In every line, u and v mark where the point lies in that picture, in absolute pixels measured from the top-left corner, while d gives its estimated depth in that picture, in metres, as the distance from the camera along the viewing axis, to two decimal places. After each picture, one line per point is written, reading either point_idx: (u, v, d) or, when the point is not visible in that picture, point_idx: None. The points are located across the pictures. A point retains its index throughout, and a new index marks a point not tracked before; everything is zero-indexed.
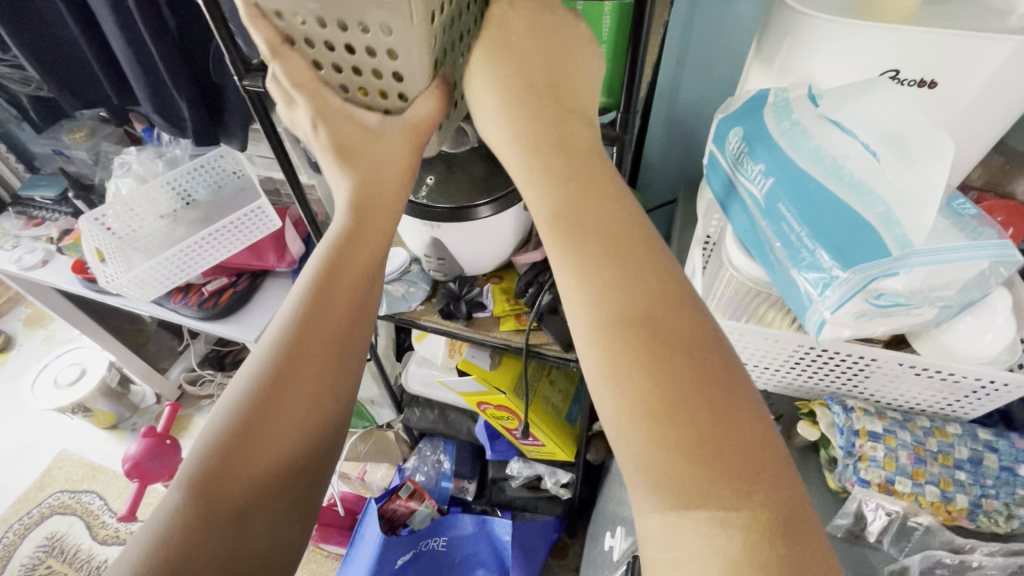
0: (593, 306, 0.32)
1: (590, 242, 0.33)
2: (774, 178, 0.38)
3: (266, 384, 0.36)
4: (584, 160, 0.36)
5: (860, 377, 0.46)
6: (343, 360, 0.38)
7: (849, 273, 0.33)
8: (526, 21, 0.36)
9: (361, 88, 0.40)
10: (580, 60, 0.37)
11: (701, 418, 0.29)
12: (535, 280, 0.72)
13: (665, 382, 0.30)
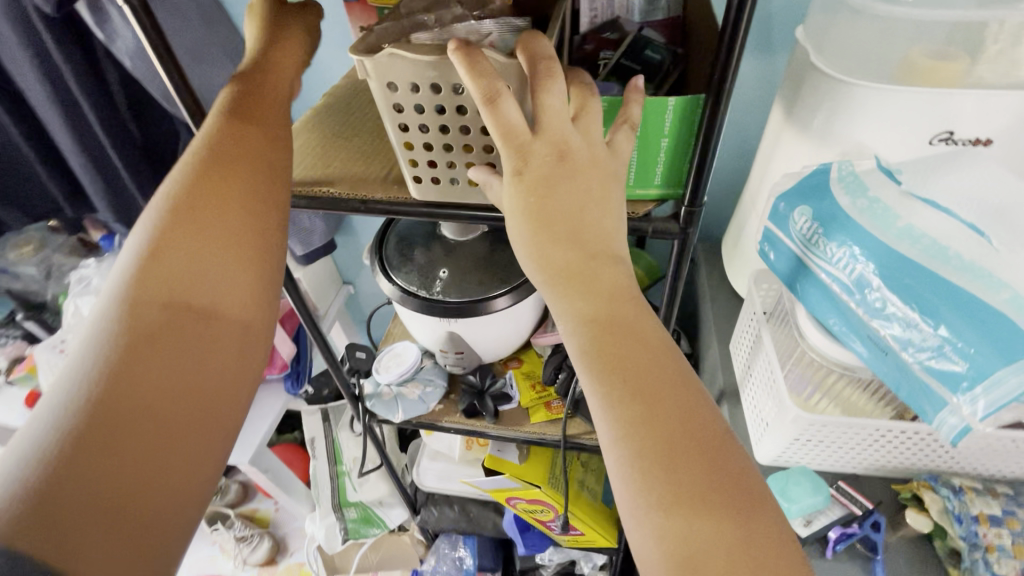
0: (610, 417, 0.28)
1: (606, 343, 0.28)
2: (868, 262, 0.35)
3: (155, 268, 0.29)
4: (587, 242, 0.29)
5: (956, 453, 0.41)
6: (247, 235, 0.32)
7: (1002, 372, 0.28)
8: (546, 160, 0.28)
9: (446, 146, 0.36)
10: (601, 200, 0.30)
11: (724, 518, 0.25)
12: (564, 364, 0.66)
13: (646, 413, 0.27)
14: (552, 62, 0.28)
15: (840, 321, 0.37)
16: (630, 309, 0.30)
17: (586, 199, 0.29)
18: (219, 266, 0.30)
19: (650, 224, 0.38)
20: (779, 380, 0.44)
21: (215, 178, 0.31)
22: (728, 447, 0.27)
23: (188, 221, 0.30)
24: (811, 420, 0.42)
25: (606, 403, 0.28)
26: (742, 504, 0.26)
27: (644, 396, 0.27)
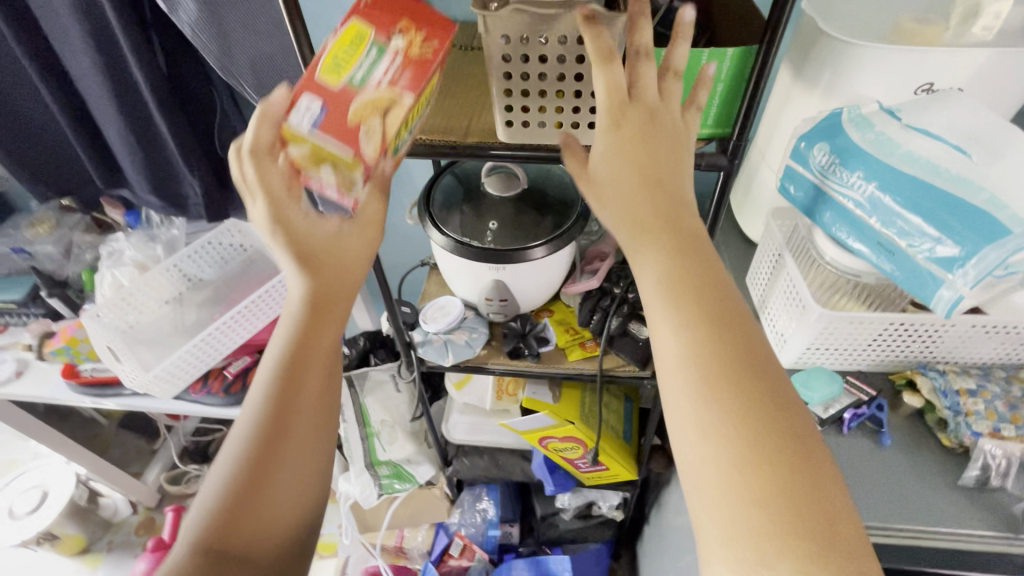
0: (678, 320, 0.34)
1: (676, 262, 0.35)
2: (877, 181, 0.43)
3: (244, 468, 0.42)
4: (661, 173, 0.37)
5: (938, 343, 0.51)
6: (310, 445, 0.44)
7: (987, 251, 0.38)
8: (640, 118, 0.37)
9: (542, 92, 0.43)
10: (677, 154, 0.38)
11: (757, 392, 0.32)
12: (598, 306, 0.74)
13: (698, 291, 0.34)
14: (650, 53, 0.38)
15: (856, 235, 0.46)
16: (702, 254, 0.36)
17: (667, 156, 0.37)
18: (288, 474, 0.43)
19: (701, 158, 0.46)
20: (802, 289, 0.53)
21: (288, 387, 0.43)
22: (769, 361, 0.33)
23: (277, 420, 0.43)
24: (831, 316, 0.50)
25: (676, 311, 0.34)
26: (772, 392, 0.32)
27: (708, 311, 0.34)
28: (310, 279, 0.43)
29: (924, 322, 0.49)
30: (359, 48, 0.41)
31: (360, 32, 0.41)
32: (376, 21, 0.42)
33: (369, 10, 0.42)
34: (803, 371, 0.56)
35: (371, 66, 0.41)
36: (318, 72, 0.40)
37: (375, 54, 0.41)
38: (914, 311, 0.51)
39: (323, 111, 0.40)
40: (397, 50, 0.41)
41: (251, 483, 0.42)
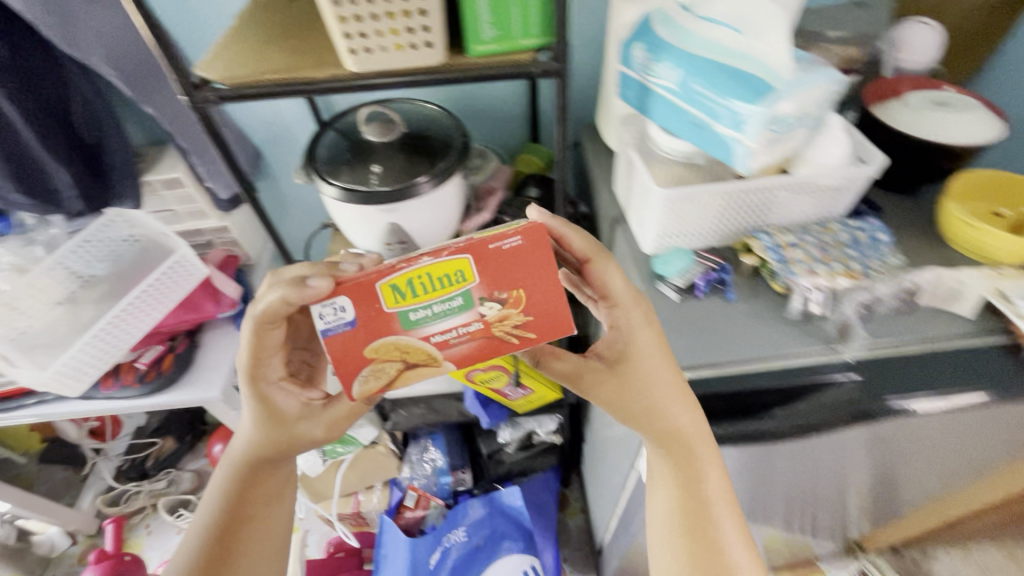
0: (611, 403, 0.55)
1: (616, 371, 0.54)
2: (678, 67, 0.51)
3: (206, 558, 0.53)
4: (621, 306, 0.54)
5: (764, 208, 0.62)
6: (268, 545, 0.56)
7: (757, 107, 0.46)
8: (614, 278, 0.54)
9: (375, 15, 0.47)
10: (617, 291, 0.54)
11: (670, 445, 0.53)
12: None
13: (627, 392, 0.54)
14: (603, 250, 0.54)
15: (675, 119, 0.54)
16: (641, 367, 0.53)
17: (625, 302, 0.54)
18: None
19: (536, 66, 0.52)
20: (651, 175, 0.60)
21: (247, 492, 0.56)
22: (688, 427, 0.52)
23: (239, 521, 0.55)
24: (674, 194, 0.57)
25: (610, 400, 0.55)
26: (681, 445, 0.53)
27: (631, 405, 0.54)
28: (266, 428, 0.56)
29: (752, 188, 0.58)
30: (444, 290, 0.48)
31: (463, 271, 0.48)
32: (482, 277, 0.48)
33: (481, 247, 0.47)
34: (663, 252, 0.63)
35: (432, 316, 0.48)
36: (386, 282, 0.47)
37: (452, 302, 0.48)
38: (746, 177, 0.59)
39: (354, 327, 0.48)
40: (464, 323, 0.50)
41: (213, 568, 0.53)
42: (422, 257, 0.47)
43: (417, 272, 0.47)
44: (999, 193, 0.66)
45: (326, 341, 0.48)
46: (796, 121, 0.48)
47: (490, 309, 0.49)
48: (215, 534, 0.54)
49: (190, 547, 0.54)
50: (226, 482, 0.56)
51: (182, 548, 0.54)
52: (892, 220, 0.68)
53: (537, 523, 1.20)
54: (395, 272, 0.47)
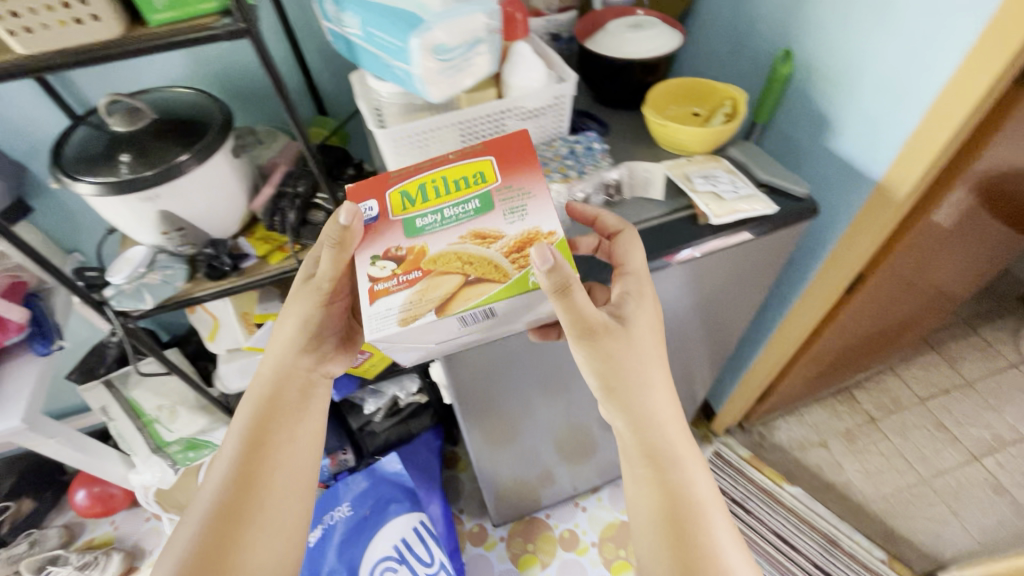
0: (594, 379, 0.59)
1: (609, 354, 0.58)
2: (356, 14, 0.56)
3: (251, 459, 0.65)
4: (634, 282, 0.60)
5: (492, 135, 0.70)
6: (306, 461, 0.69)
7: (410, 38, 0.52)
8: (636, 258, 0.60)
9: None
10: (635, 259, 0.60)
11: (645, 426, 0.60)
12: (277, 208, 0.83)
13: (615, 372, 0.58)
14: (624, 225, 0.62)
15: (376, 63, 0.60)
16: (634, 349, 0.58)
17: (636, 283, 0.60)
18: (265, 507, 0.64)
19: (220, 28, 0.54)
20: (386, 116, 0.66)
21: (277, 407, 0.68)
22: (652, 407, 0.60)
23: (276, 427, 0.67)
24: (401, 132, 0.65)
25: (597, 375, 0.59)
26: (653, 438, 0.60)
27: (617, 385, 0.59)
28: (291, 344, 0.69)
29: (469, 118, 0.66)
30: (465, 190, 0.60)
31: (483, 172, 0.61)
32: (490, 172, 0.60)
33: (493, 148, 0.62)
34: None
35: (441, 219, 0.58)
36: (398, 188, 0.60)
37: (470, 201, 0.59)
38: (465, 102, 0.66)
39: (377, 220, 0.59)
40: (473, 217, 0.58)
41: (260, 465, 0.65)
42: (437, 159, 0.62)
43: (435, 178, 0.60)
44: (690, 97, 0.79)
45: (368, 226, 0.59)
46: (460, 50, 0.56)
47: (502, 210, 0.58)
48: (242, 453, 0.65)
49: (225, 464, 0.65)
50: (255, 405, 0.68)
51: (229, 450, 0.66)
52: (614, 134, 0.79)
53: (420, 482, 1.26)
54: (407, 181, 0.61)
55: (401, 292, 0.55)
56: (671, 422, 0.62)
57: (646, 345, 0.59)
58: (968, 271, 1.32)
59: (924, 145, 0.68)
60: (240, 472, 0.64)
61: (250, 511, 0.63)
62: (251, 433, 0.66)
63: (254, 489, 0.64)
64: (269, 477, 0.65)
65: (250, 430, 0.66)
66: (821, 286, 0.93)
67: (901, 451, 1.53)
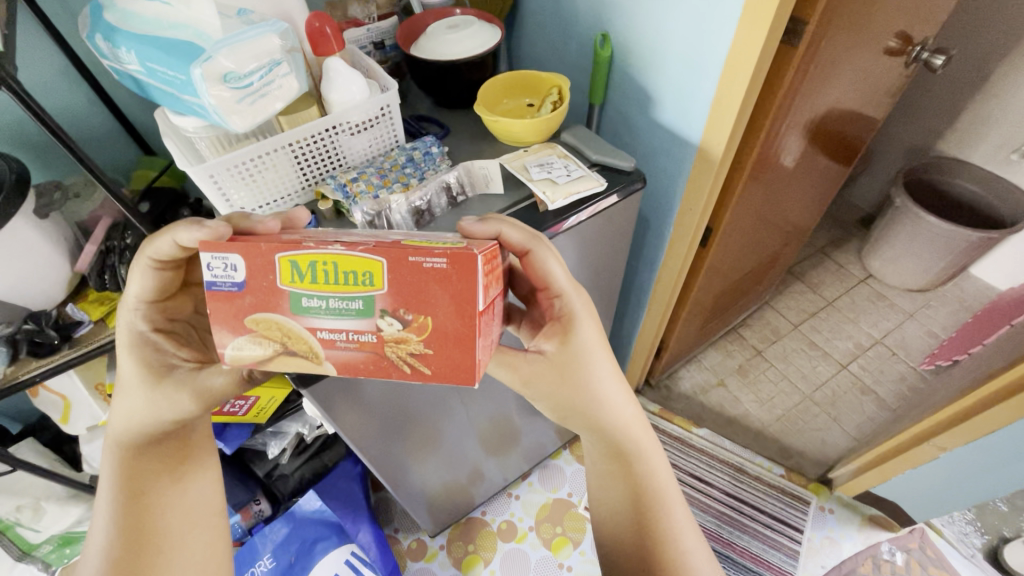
0: (542, 403, 0.67)
1: (537, 380, 0.64)
2: (132, 49, 0.52)
3: (128, 522, 0.57)
4: (559, 311, 0.61)
5: (324, 155, 0.68)
6: (199, 509, 0.62)
7: (193, 71, 0.49)
8: (561, 279, 0.60)
9: None
10: (547, 276, 0.60)
11: (602, 429, 0.66)
12: (106, 266, 0.76)
13: (550, 393, 0.65)
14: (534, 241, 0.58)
15: (168, 98, 0.56)
16: (568, 371, 0.63)
17: (561, 305, 0.61)
18: (167, 556, 0.58)
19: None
20: (201, 150, 0.62)
21: (149, 460, 0.60)
22: (608, 411, 0.65)
23: (155, 479, 0.60)
24: (219, 166, 0.61)
25: (541, 399, 0.66)
26: (616, 435, 0.66)
27: (559, 401, 0.65)
28: (145, 390, 0.59)
29: (293, 140, 0.64)
30: (344, 287, 0.46)
31: (371, 276, 0.46)
32: (393, 291, 0.46)
33: (395, 257, 0.45)
34: None
35: (325, 310, 0.47)
36: (289, 256, 0.46)
37: (351, 301, 0.47)
38: (285, 124, 0.63)
39: (240, 289, 0.48)
40: (352, 319, 0.48)
41: (145, 525, 0.58)
42: (335, 246, 0.46)
43: (324, 258, 0.46)
44: (520, 89, 0.82)
45: (207, 293, 0.48)
46: (258, 74, 0.53)
47: (381, 318, 0.47)
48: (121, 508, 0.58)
49: (100, 531, 0.57)
50: (117, 463, 0.60)
51: (99, 519, 0.57)
52: (455, 135, 0.80)
53: (345, 514, 1.21)
54: (300, 249, 0.46)
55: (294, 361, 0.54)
56: (629, 414, 0.67)
57: (586, 368, 0.63)
58: (809, 207, 1.50)
59: (725, 107, 0.75)
60: (128, 526, 0.57)
61: (148, 564, 0.56)
62: (126, 485, 0.58)
63: (150, 546, 0.57)
64: (160, 524, 0.58)
65: (123, 482, 0.59)
66: (677, 246, 1.01)
67: (785, 375, 1.71)
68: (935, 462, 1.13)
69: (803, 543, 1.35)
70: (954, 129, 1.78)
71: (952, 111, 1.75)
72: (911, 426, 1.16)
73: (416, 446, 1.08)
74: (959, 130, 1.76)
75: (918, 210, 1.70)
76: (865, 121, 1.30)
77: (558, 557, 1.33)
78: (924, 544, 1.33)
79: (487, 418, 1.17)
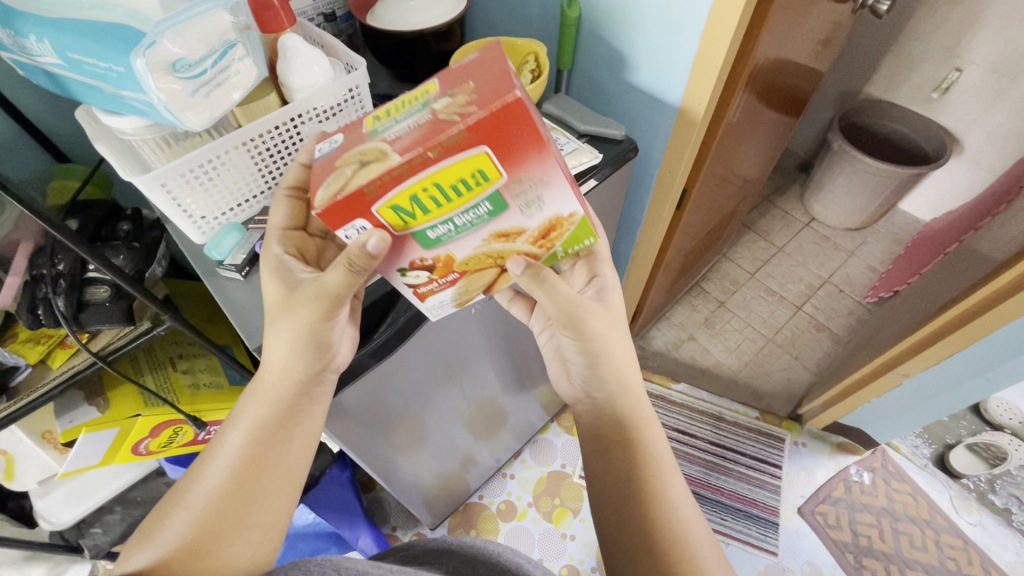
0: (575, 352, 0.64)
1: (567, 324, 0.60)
2: (45, 36, 0.43)
3: (243, 468, 0.57)
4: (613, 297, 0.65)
5: (292, 147, 0.61)
6: (289, 478, 0.60)
7: (135, 63, 0.40)
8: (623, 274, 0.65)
9: None
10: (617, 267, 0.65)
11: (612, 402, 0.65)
12: (36, 298, 0.64)
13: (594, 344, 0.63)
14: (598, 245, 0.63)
15: (99, 95, 0.47)
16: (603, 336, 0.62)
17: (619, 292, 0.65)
18: (262, 504, 0.57)
19: None
20: (146, 154, 0.53)
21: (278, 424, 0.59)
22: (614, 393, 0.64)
23: (279, 436, 0.59)
24: (173, 172, 0.52)
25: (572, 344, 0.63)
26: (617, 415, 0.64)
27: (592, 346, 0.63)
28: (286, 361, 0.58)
29: (255, 133, 0.56)
30: (470, 194, 0.44)
31: (484, 170, 0.42)
32: (479, 142, 0.40)
33: (491, 134, 0.40)
34: (212, 231, 0.60)
35: (537, 197, 0.46)
36: (386, 203, 0.43)
37: (480, 205, 0.45)
38: (242, 117, 0.55)
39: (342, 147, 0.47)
40: (488, 222, 0.47)
41: (252, 473, 0.57)
42: (430, 167, 0.41)
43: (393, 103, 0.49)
44: None
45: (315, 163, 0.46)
46: (212, 60, 0.45)
47: (518, 206, 0.46)
48: (252, 448, 0.57)
49: (224, 470, 0.56)
50: (260, 417, 0.59)
51: (224, 458, 0.57)
52: None
53: (341, 525, 1.17)
54: (392, 194, 0.43)
55: (446, 289, 0.55)
56: (628, 412, 0.65)
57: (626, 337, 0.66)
58: (761, 160, 1.53)
59: (706, 65, 0.73)
60: (244, 446, 0.57)
61: (238, 510, 0.55)
62: (267, 416, 0.59)
63: (252, 491, 0.56)
64: (274, 455, 0.58)
65: (259, 424, 0.58)
66: (657, 210, 1.00)
67: (748, 322, 1.78)
68: (898, 388, 1.22)
69: (782, 478, 1.45)
70: (879, 72, 1.87)
71: (878, 55, 1.83)
72: (873, 358, 1.25)
73: (406, 442, 1.03)
74: (885, 73, 1.86)
75: (855, 152, 1.79)
76: (811, 72, 1.33)
77: (560, 527, 1.35)
78: (886, 462, 1.46)
79: (475, 401, 1.14)
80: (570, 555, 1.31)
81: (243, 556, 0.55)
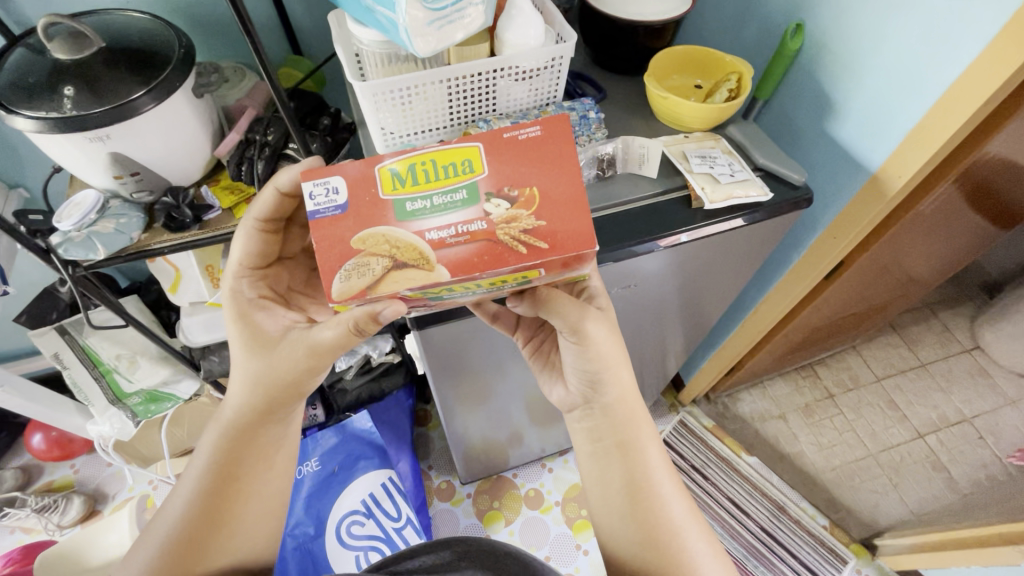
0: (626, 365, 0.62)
1: None
2: None
3: (216, 469, 0.58)
4: None
5: (482, 95, 0.65)
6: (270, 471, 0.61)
7: None
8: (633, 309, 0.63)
9: None
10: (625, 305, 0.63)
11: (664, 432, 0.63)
12: (244, 158, 0.77)
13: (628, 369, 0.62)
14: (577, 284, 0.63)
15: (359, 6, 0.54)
16: None
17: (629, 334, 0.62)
18: (249, 500, 0.59)
19: None
20: (368, 65, 0.60)
21: (249, 420, 0.59)
22: None
23: (253, 430, 0.59)
24: (384, 86, 0.59)
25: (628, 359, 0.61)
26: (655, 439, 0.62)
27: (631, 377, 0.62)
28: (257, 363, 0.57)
29: (459, 74, 0.61)
30: (503, 282, 0.51)
31: (527, 275, 0.50)
32: (537, 263, 0.47)
33: (551, 264, 0.48)
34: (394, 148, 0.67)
35: (556, 279, 0.53)
36: (419, 291, 0.48)
37: (507, 285, 0.52)
38: (454, 55, 0.60)
39: (342, 212, 0.48)
40: (507, 289, 0.54)
41: (226, 472, 0.58)
42: (483, 278, 0.47)
43: (423, 159, 0.49)
44: (693, 67, 0.75)
45: (312, 223, 0.47)
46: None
47: (539, 282, 0.53)
48: (223, 447, 0.59)
49: (200, 469, 0.59)
50: (229, 416, 0.59)
51: (200, 460, 0.59)
52: (612, 103, 0.75)
53: (390, 441, 1.27)
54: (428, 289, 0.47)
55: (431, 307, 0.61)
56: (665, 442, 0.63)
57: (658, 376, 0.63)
58: (941, 263, 1.34)
59: (927, 138, 0.66)
60: (224, 440, 0.59)
61: (212, 550, 0.56)
62: (223, 464, 0.58)
63: (233, 488, 0.58)
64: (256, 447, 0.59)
65: (220, 463, 0.59)
66: (803, 271, 0.94)
67: (853, 426, 1.60)
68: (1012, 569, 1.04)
69: None
70: None
71: None
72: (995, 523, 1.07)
73: (470, 396, 1.08)
74: None
75: None
76: None
77: (578, 537, 1.34)
78: None
79: None
80: (577, 568, 1.30)
81: (240, 548, 0.58)
